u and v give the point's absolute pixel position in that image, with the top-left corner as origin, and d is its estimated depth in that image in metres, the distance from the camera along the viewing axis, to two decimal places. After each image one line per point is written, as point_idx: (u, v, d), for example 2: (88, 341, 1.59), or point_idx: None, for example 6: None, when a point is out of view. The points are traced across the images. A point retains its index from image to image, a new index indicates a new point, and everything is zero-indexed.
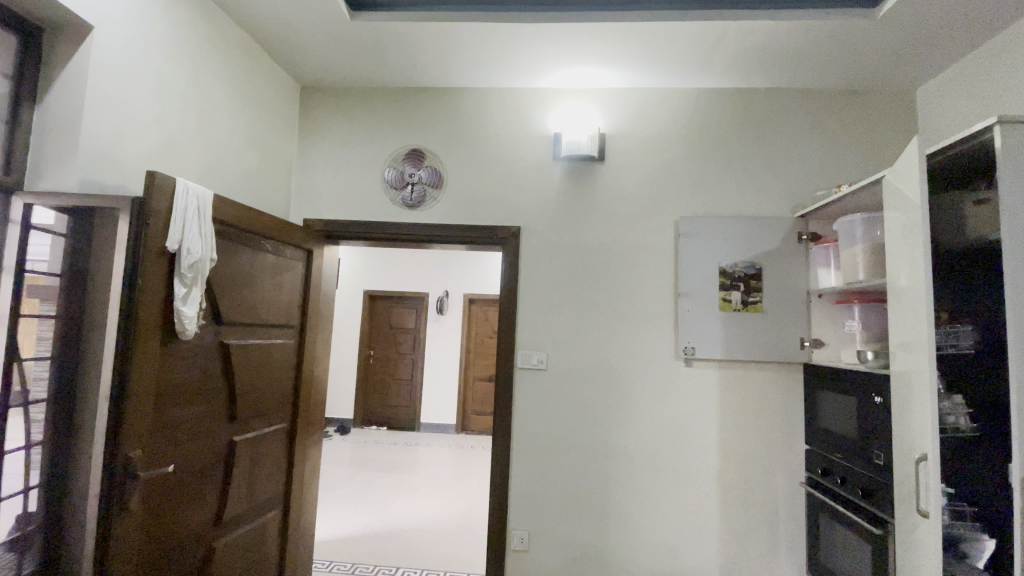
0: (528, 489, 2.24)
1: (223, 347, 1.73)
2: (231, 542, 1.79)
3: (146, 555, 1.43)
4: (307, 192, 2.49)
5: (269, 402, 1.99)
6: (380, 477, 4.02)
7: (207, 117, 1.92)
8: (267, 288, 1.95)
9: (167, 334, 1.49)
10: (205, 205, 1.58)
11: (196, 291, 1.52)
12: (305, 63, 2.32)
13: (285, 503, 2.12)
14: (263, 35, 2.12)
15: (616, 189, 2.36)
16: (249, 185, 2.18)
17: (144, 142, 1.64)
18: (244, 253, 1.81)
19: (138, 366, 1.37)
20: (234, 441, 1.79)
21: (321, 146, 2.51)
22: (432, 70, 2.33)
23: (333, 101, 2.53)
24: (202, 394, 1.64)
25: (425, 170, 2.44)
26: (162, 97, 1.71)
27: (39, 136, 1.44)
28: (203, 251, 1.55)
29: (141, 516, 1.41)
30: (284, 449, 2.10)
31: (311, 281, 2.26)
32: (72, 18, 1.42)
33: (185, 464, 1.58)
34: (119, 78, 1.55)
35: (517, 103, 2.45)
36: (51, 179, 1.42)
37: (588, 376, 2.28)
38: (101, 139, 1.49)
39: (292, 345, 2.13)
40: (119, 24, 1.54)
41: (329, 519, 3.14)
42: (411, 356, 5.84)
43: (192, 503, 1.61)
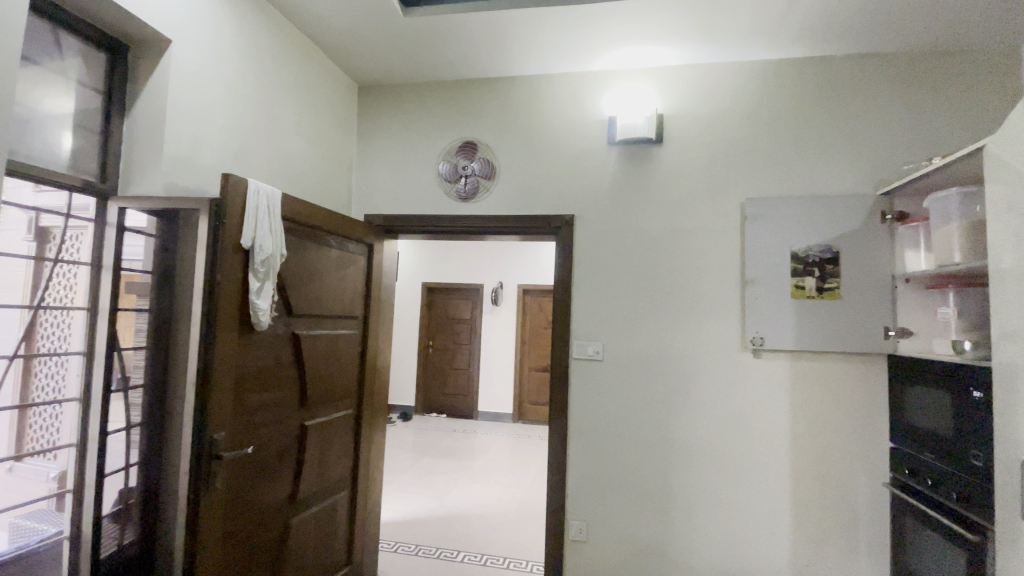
0: (585, 480, 2.22)
1: (294, 338, 1.83)
2: (305, 519, 1.92)
3: (229, 531, 1.56)
4: (367, 187, 2.57)
5: (336, 389, 2.09)
6: (441, 462, 4.15)
7: (274, 119, 2.03)
8: (333, 281, 2.05)
9: (244, 326, 1.59)
10: (275, 204, 1.67)
11: (268, 285, 1.63)
12: (361, 62, 2.39)
13: (353, 483, 2.25)
14: (322, 38, 2.20)
15: (675, 173, 2.26)
16: (314, 184, 2.29)
17: (218, 147, 1.76)
18: (311, 249, 1.90)
19: (219, 356, 1.48)
20: (305, 426, 1.90)
21: (378, 142, 2.58)
22: (483, 61, 2.32)
23: (389, 98, 2.59)
24: (276, 381, 1.75)
25: (478, 162, 2.45)
26: (233, 104, 1.82)
27: (130, 145, 1.57)
28: (274, 247, 1.65)
29: (225, 494, 1.53)
30: (350, 434, 2.22)
31: (373, 274, 2.34)
32: (154, 35, 1.54)
33: (262, 447, 1.70)
34: (195, 87, 1.66)
35: (568, 88, 2.39)
36: (142, 184, 1.55)
37: (647, 368, 2.21)
38: (181, 146, 1.61)
39: (356, 335, 2.22)
40: (194, 37, 1.64)
41: (393, 501, 3.29)
42: (467, 346, 5.94)
43: (270, 482, 1.74)
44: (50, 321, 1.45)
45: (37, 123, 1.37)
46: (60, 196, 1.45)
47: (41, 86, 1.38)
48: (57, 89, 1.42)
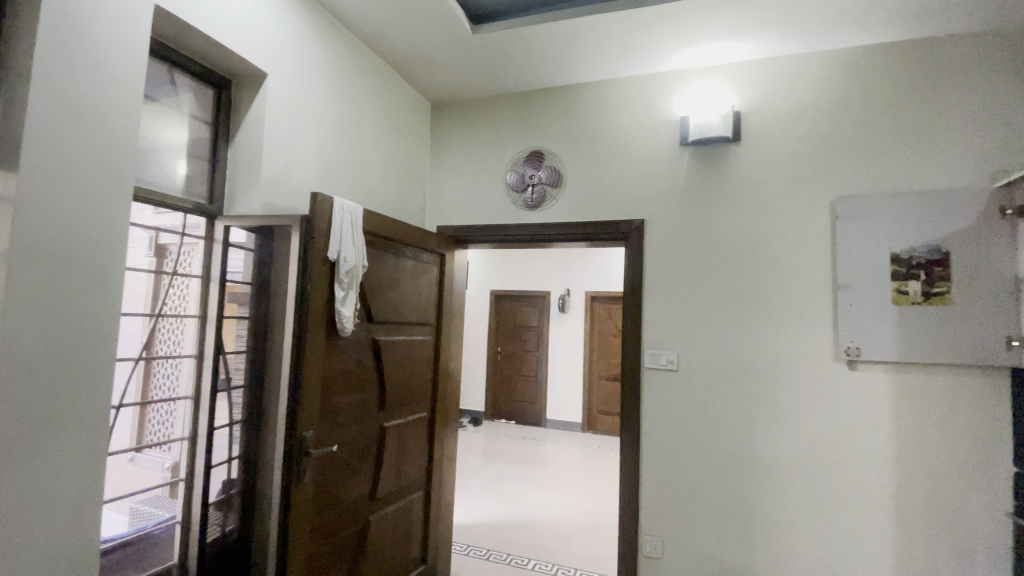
0: (659, 493, 2.15)
1: (374, 343, 1.93)
2: (383, 515, 2.01)
3: (316, 524, 1.67)
4: (439, 200, 2.68)
5: (412, 392, 2.18)
6: (510, 469, 4.19)
7: (355, 139, 2.17)
8: (409, 290, 2.14)
9: (330, 332, 1.71)
10: (357, 218, 1.78)
11: (351, 294, 1.74)
12: (434, 81, 2.50)
13: (427, 484, 2.32)
14: (398, 61, 2.33)
15: (753, 172, 2.14)
16: (391, 198, 2.41)
17: (307, 168, 1.91)
18: (388, 259, 2.00)
19: (309, 360, 1.60)
20: (383, 427, 2.00)
21: (450, 156, 2.68)
22: (549, 70, 2.35)
23: (459, 113, 2.69)
24: (358, 384, 1.86)
25: (545, 170, 2.47)
26: (320, 128, 1.97)
27: (234, 170, 1.75)
28: (357, 259, 1.76)
29: (313, 489, 1.65)
30: (425, 436, 2.30)
31: (445, 283, 2.43)
32: (254, 70, 1.71)
33: (346, 446, 1.80)
34: (288, 114, 1.82)
35: (637, 92, 2.36)
36: (243, 204, 1.72)
37: (725, 379, 2.11)
38: (276, 168, 1.76)
39: (430, 341, 2.31)
40: (288, 69, 1.81)
41: (465, 505, 3.36)
42: (535, 353, 5.95)
43: (352, 479, 1.84)
44: (167, 327, 1.62)
45: (157, 154, 1.56)
46: (175, 217, 1.64)
47: (160, 121, 1.58)
48: (173, 123, 1.61)
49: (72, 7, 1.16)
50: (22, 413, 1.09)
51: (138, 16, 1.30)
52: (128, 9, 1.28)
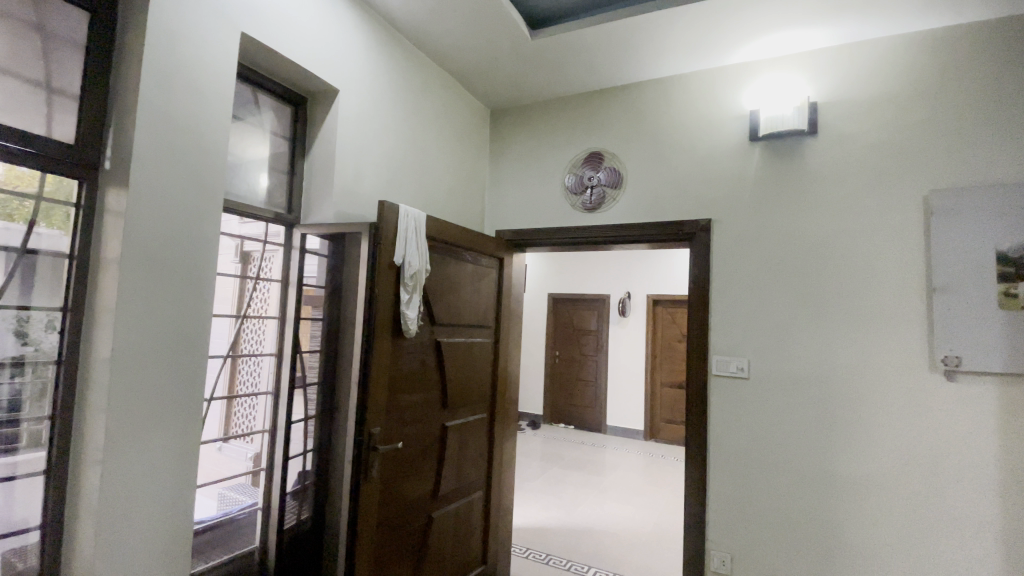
0: (727, 507, 2.04)
1: (437, 344, 1.99)
2: (445, 513, 2.07)
3: (383, 518, 1.74)
4: (499, 204, 2.71)
5: (472, 393, 2.22)
6: (570, 474, 4.15)
7: (419, 148, 2.25)
8: (469, 293, 2.19)
9: (396, 333, 1.78)
10: (420, 224, 1.85)
11: (415, 297, 1.80)
12: (494, 87, 2.54)
13: (487, 485, 2.36)
14: (459, 70, 2.39)
15: (831, 166, 1.99)
16: (452, 204, 2.48)
17: (374, 177, 2.01)
18: (450, 263, 2.06)
19: (377, 359, 1.68)
20: (445, 426, 2.05)
21: (509, 161, 2.71)
22: (609, 70, 2.31)
23: (519, 118, 2.71)
24: (422, 384, 1.92)
25: (605, 172, 2.43)
26: (386, 139, 2.06)
27: (309, 181, 1.88)
28: (420, 263, 1.83)
29: (380, 484, 1.72)
30: (485, 437, 2.34)
31: (504, 286, 2.46)
32: (327, 88, 1.82)
33: (410, 443, 1.87)
34: (357, 127, 1.92)
35: (703, 87, 2.26)
36: (318, 213, 1.84)
37: (800, 388, 1.97)
38: (347, 179, 1.87)
39: (489, 343, 2.35)
40: (357, 85, 1.91)
41: (524, 508, 3.37)
42: (594, 357, 5.86)
43: (416, 476, 1.91)
44: (251, 327, 1.77)
45: (243, 167, 1.70)
46: (258, 226, 1.78)
47: (246, 138, 1.72)
48: (256, 139, 1.76)
49: (171, 41, 1.30)
50: (130, 402, 1.23)
51: (226, 44, 1.43)
52: (218, 39, 1.41)
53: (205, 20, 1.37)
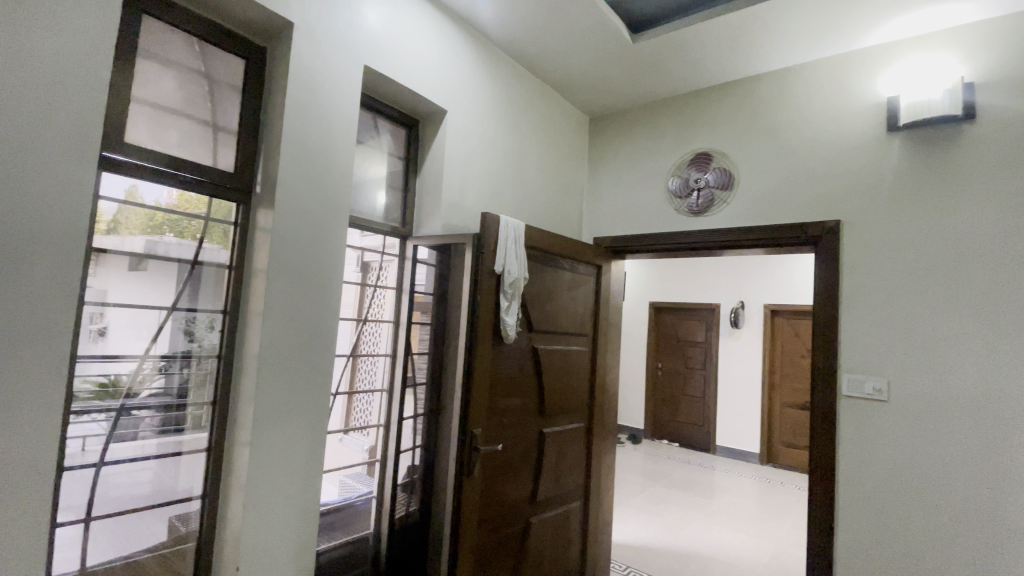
0: (859, 548, 1.79)
1: (534, 351, 2.02)
2: (543, 520, 2.08)
3: (483, 517, 1.81)
4: (599, 211, 2.69)
5: (570, 401, 2.22)
6: (674, 493, 3.94)
7: (520, 160, 2.32)
8: (566, 301, 2.20)
9: (496, 338, 1.85)
10: (519, 233, 1.90)
11: (514, 304, 1.85)
12: (594, 95, 2.54)
13: (585, 495, 2.34)
14: (560, 81, 2.43)
15: (997, 153, 1.67)
16: (551, 212, 2.52)
17: (478, 190, 2.12)
18: (548, 271, 2.09)
19: (478, 364, 1.75)
20: (543, 432, 2.07)
21: (610, 167, 2.68)
22: (718, 66, 2.19)
23: (620, 124, 2.67)
24: (520, 389, 1.97)
25: (714, 173, 2.31)
26: (490, 153, 2.16)
27: (420, 196, 2.03)
28: (519, 271, 1.88)
29: (481, 484, 1.79)
30: (583, 447, 2.32)
31: (602, 294, 2.43)
32: (436, 109, 1.96)
33: (509, 447, 1.92)
34: (463, 143, 2.04)
35: (828, 75, 2.05)
36: (428, 225, 1.99)
37: (956, 417, 1.67)
38: (453, 192, 1.99)
39: (587, 352, 2.33)
40: (463, 103, 2.03)
41: (623, 524, 3.26)
42: (701, 371, 5.50)
43: (515, 480, 1.95)
44: (369, 330, 1.96)
45: (365, 186, 1.90)
46: (377, 239, 1.97)
47: (368, 160, 1.92)
48: (376, 160, 1.95)
49: (308, 80, 1.50)
50: (272, 392, 1.42)
51: (351, 77, 1.61)
52: (345, 74, 1.60)
53: (335, 58, 1.56)
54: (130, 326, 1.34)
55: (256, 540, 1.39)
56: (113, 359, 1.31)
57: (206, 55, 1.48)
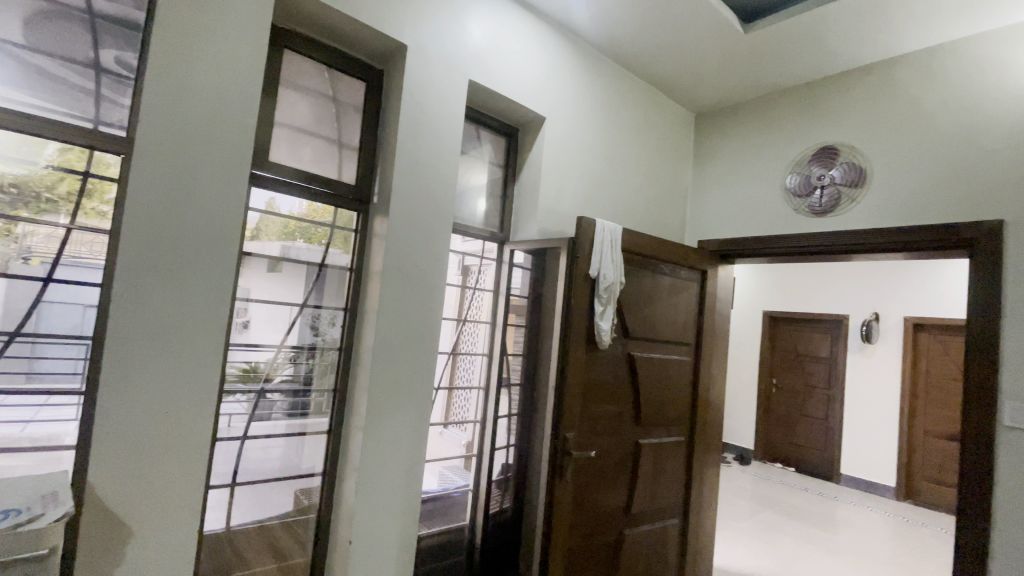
0: None
1: (631, 358, 1.98)
2: (638, 533, 2.02)
3: (576, 523, 1.80)
4: (704, 214, 2.55)
5: (669, 413, 2.13)
6: (790, 523, 3.56)
7: (619, 162, 2.28)
8: (667, 307, 2.12)
9: (590, 343, 1.83)
10: (616, 236, 1.87)
11: (609, 309, 1.82)
12: (700, 91, 2.42)
13: (684, 512, 2.22)
14: (662, 79, 2.35)
15: None
16: (651, 216, 2.44)
17: (575, 194, 2.12)
18: (647, 276, 2.03)
19: (572, 368, 1.75)
20: (639, 443, 2.01)
21: (717, 167, 2.53)
22: (846, 50, 1.97)
23: (729, 120, 2.52)
24: (616, 396, 1.93)
25: (840, 168, 2.08)
26: (588, 157, 2.16)
27: (518, 201, 2.08)
28: (615, 276, 1.84)
29: (574, 489, 1.78)
30: (682, 461, 2.21)
31: (707, 301, 2.30)
32: (535, 116, 2.01)
33: (604, 455, 1.89)
34: (561, 148, 2.05)
35: (991, 50, 1.74)
36: (525, 230, 2.03)
37: None
38: (550, 197, 2.02)
39: (688, 362, 2.22)
40: (562, 109, 2.05)
41: (726, 548, 3.04)
42: (824, 389, 4.94)
43: (609, 489, 1.91)
44: (468, 330, 2.06)
45: (466, 193, 2.01)
46: (476, 244, 2.06)
47: (469, 169, 2.03)
48: (477, 169, 2.06)
49: (418, 97, 1.62)
50: (381, 384, 1.55)
51: (456, 90, 1.71)
52: (450, 89, 1.70)
53: (442, 75, 1.67)
54: (268, 320, 1.56)
55: (365, 518, 1.52)
56: (255, 348, 1.53)
57: (333, 80, 1.66)
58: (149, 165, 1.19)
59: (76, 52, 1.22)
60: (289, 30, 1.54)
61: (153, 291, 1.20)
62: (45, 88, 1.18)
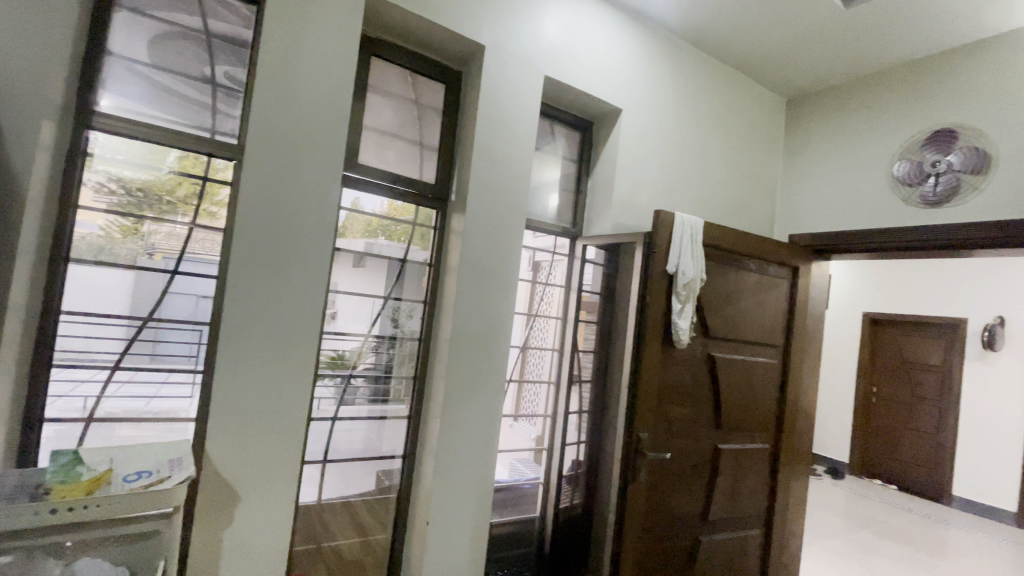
0: None
1: (711, 359, 1.89)
2: (715, 543, 1.93)
3: (649, 525, 1.76)
4: (795, 206, 2.39)
5: (753, 419, 2.02)
6: (889, 545, 3.24)
7: (700, 153, 2.18)
8: (752, 306, 2.00)
9: (667, 342, 1.77)
10: (697, 231, 1.79)
11: (688, 306, 1.75)
12: (792, 74, 2.25)
13: (767, 524, 2.10)
14: (749, 64, 2.21)
15: None
16: (734, 209, 2.31)
17: (652, 188, 2.06)
18: (730, 273, 1.93)
19: (646, 367, 1.71)
20: (718, 448, 1.92)
21: (811, 155, 2.35)
22: (970, 19, 1.74)
23: (825, 105, 2.32)
24: (694, 398, 1.86)
25: (959, 154, 1.85)
26: (666, 149, 2.08)
27: (592, 197, 2.06)
28: (695, 272, 1.77)
29: (647, 491, 1.74)
30: (766, 470, 2.09)
31: (798, 301, 2.14)
32: (611, 109, 1.97)
33: (680, 458, 1.83)
34: (638, 141, 2.00)
35: None
36: (599, 225, 2.00)
37: None
38: (625, 192, 1.97)
39: (775, 365, 2.09)
40: (640, 101, 1.99)
41: (814, 567, 2.83)
42: (933, 401, 4.43)
43: (685, 494, 1.85)
44: (538, 326, 2.06)
45: (540, 189, 2.02)
46: (548, 240, 2.06)
47: (543, 164, 2.04)
48: (551, 164, 2.06)
49: (494, 96, 1.65)
50: (458, 376, 1.61)
51: (531, 87, 1.72)
52: (526, 86, 1.71)
53: (518, 72, 1.69)
54: (354, 312, 1.66)
55: (441, 503, 1.59)
56: (343, 338, 1.64)
57: (414, 83, 1.73)
58: (256, 169, 1.31)
59: (195, 70, 1.36)
60: (375, 38, 1.62)
61: (259, 284, 1.32)
62: (170, 102, 1.34)
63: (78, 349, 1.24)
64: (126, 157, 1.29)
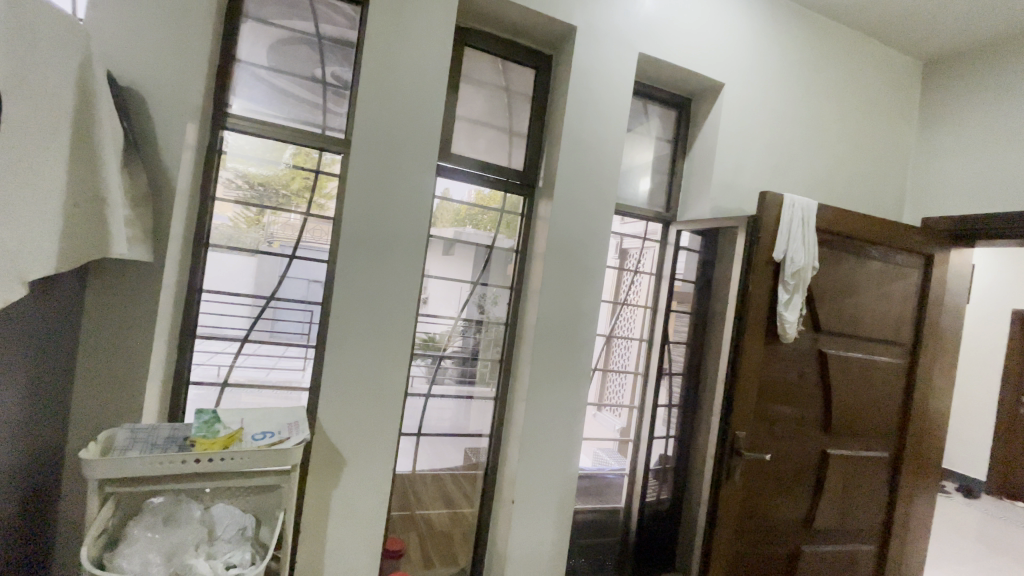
0: None
1: (821, 355, 1.73)
2: (819, 553, 1.78)
3: (742, 528, 1.66)
4: (930, 185, 2.09)
5: (869, 423, 1.82)
6: None
7: (813, 128, 1.98)
8: (873, 299, 1.80)
9: (769, 335, 1.65)
10: (809, 215, 1.64)
11: (797, 297, 1.61)
12: (931, 33, 1.95)
13: (882, 540, 1.90)
14: (877, 24, 1.95)
15: None
16: (853, 190, 2.07)
17: (756, 167, 1.90)
18: (847, 261, 1.74)
19: (745, 361, 1.60)
20: (826, 453, 1.76)
21: (953, 125, 2.03)
22: None
23: (974, 65, 1.99)
24: (798, 397, 1.71)
25: None
26: (773, 124, 1.91)
27: (688, 179, 1.96)
28: (806, 259, 1.61)
29: (741, 492, 1.64)
30: (884, 481, 1.88)
31: (930, 295, 1.88)
32: (711, 84, 1.84)
33: (780, 460, 1.70)
34: (741, 116, 1.85)
35: None
36: (695, 209, 1.90)
37: None
38: (725, 173, 1.85)
39: (898, 365, 1.86)
40: (744, 73, 1.84)
41: None
42: None
43: (784, 499, 1.72)
44: (625, 315, 2.01)
45: (631, 172, 1.96)
46: (637, 227, 1.98)
47: (635, 147, 1.97)
48: (643, 146, 1.99)
49: (586, 77, 1.61)
50: (544, 362, 1.62)
51: (624, 66, 1.66)
52: (619, 64, 1.65)
53: (611, 51, 1.64)
54: (444, 297, 1.73)
55: (526, 486, 1.62)
56: (436, 321, 1.72)
57: (506, 70, 1.75)
58: (361, 160, 1.40)
59: (308, 71, 1.48)
60: (469, 27, 1.65)
61: (362, 268, 1.42)
62: (288, 102, 1.47)
63: (213, 324, 1.43)
64: (251, 154, 1.44)
